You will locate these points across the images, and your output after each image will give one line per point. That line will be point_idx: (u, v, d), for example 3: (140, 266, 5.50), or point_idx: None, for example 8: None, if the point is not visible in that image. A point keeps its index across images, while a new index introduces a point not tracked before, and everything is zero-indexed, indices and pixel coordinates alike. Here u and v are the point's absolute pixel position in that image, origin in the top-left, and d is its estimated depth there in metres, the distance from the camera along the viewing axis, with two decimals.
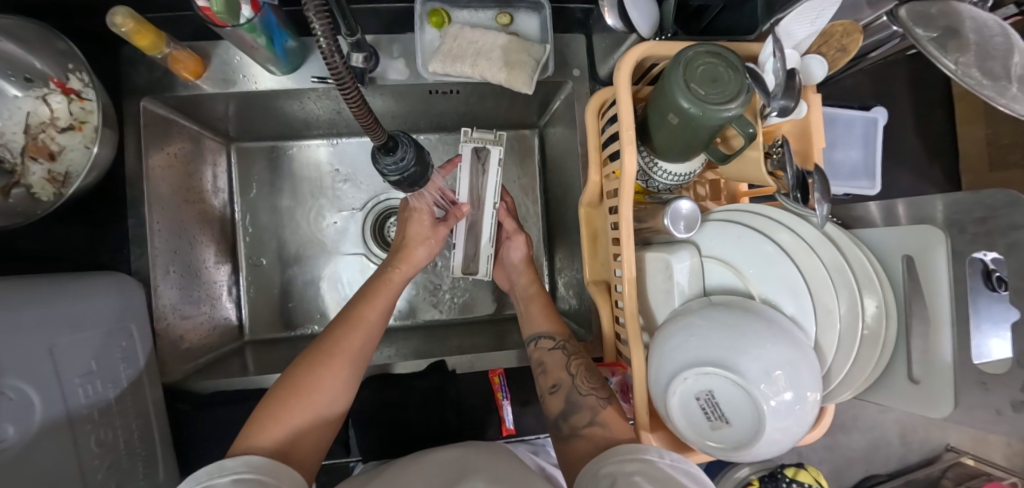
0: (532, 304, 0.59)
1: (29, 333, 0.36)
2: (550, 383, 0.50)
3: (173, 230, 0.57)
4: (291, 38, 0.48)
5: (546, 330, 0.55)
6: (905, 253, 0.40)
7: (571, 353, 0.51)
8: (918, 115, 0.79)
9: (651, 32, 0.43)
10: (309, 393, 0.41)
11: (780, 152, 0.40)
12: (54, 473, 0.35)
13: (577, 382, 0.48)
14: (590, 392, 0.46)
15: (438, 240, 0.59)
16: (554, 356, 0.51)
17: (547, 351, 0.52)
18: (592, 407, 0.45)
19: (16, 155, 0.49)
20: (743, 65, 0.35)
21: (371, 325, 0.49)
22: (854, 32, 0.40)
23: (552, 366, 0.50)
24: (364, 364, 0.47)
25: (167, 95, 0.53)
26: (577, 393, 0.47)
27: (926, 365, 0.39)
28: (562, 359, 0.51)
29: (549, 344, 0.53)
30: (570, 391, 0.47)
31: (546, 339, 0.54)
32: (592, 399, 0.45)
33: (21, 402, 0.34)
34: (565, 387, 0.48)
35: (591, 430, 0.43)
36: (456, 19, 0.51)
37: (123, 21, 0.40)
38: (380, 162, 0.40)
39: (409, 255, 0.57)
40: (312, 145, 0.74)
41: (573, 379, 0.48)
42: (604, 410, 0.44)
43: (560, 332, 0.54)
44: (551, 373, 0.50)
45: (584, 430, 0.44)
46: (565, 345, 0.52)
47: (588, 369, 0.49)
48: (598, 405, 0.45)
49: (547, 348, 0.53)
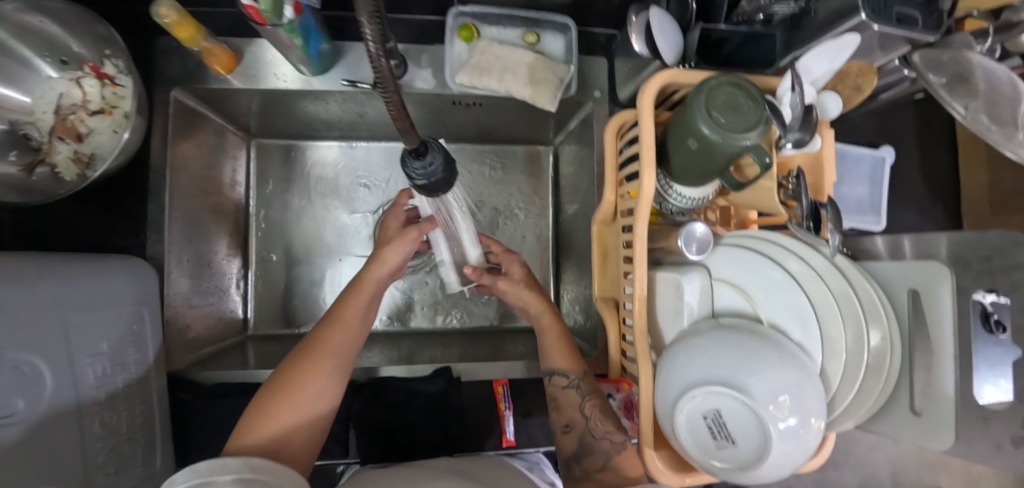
0: (544, 339, 0.53)
1: (43, 309, 0.36)
2: (563, 421, 0.48)
3: (188, 219, 0.57)
4: (325, 42, 0.50)
5: (561, 368, 0.50)
6: (910, 287, 0.42)
7: (585, 393, 0.48)
8: (920, 159, 0.81)
9: (676, 60, 0.44)
10: (296, 393, 0.40)
11: (795, 183, 0.43)
12: (58, 455, 0.35)
13: (591, 424, 0.46)
14: (603, 437, 0.45)
15: (410, 240, 0.49)
16: (568, 396, 0.49)
17: (560, 390, 0.49)
18: (606, 451, 0.44)
19: (43, 134, 0.51)
20: (763, 97, 0.37)
21: (354, 323, 0.47)
22: (868, 72, 0.43)
23: (564, 405, 0.49)
24: (351, 362, 0.46)
25: (197, 87, 0.54)
26: (591, 436, 0.46)
27: (926, 397, 0.40)
28: (576, 399, 0.48)
29: (562, 383, 0.50)
30: (584, 432, 0.46)
31: (560, 377, 0.50)
32: (606, 444, 0.44)
33: (33, 377, 0.34)
34: (578, 428, 0.47)
35: (604, 475, 0.43)
36: (484, 35, 0.52)
37: (166, 12, 0.42)
38: (407, 165, 0.39)
39: (381, 255, 0.49)
40: (329, 147, 0.75)
41: (587, 422, 0.46)
42: (619, 456, 0.43)
43: (574, 371, 0.50)
44: (564, 412, 0.48)
45: (597, 474, 0.44)
46: (580, 385, 0.49)
47: (603, 411, 0.47)
48: (614, 449, 0.44)
49: (561, 386, 0.49)
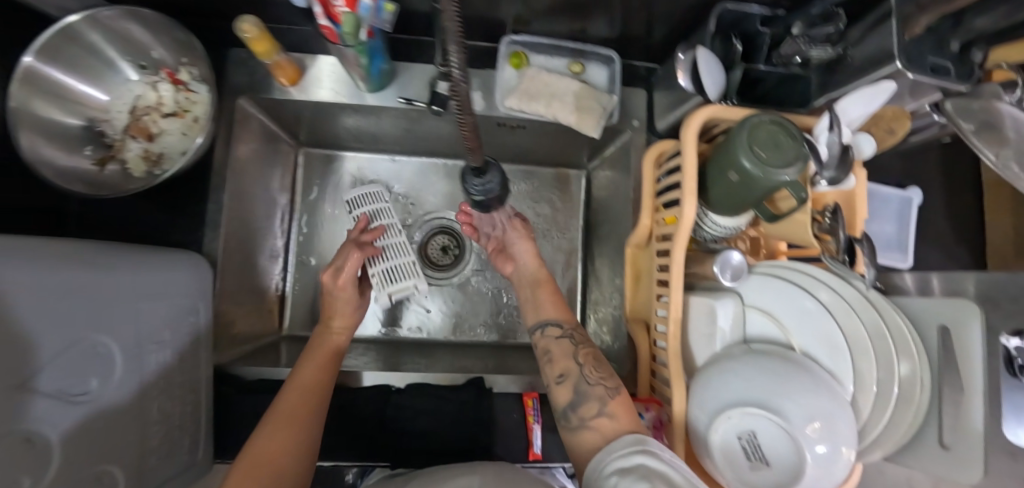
0: (539, 290, 0.54)
1: (119, 294, 0.38)
2: (556, 372, 0.46)
3: (240, 219, 0.60)
4: (387, 62, 0.54)
5: (554, 318, 0.51)
6: (940, 322, 0.43)
7: (579, 343, 0.48)
8: (946, 200, 0.82)
9: (719, 96, 0.47)
10: (275, 450, 0.37)
11: (832, 218, 0.46)
12: (121, 434, 0.37)
13: (585, 371, 0.44)
14: (599, 382, 0.43)
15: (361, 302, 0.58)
16: (561, 345, 0.48)
17: (553, 339, 0.49)
18: (601, 397, 0.41)
19: (117, 132, 0.54)
20: (802, 135, 0.39)
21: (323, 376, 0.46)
22: (902, 117, 0.46)
23: (558, 355, 0.47)
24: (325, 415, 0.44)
25: (262, 96, 0.58)
26: (586, 383, 0.43)
27: (956, 432, 0.41)
28: (570, 348, 0.47)
29: (555, 333, 0.49)
30: (578, 380, 0.44)
31: (553, 326, 0.50)
32: (600, 389, 0.42)
33: (106, 357, 0.36)
34: (573, 376, 0.44)
35: (600, 421, 0.40)
36: (533, 63, 0.55)
37: (248, 28, 0.46)
38: (468, 182, 0.44)
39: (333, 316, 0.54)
40: (373, 159, 0.79)
41: (581, 369, 0.44)
42: (612, 402, 0.41)
43: (567, 321, 0.51)
44: (557, 363, 0.46)
45: (592, 421, 0.40)
46: (574, 334, 0.49)
47: (596, 359, 0.45)
48: (608, 395, 0.41)
49: (555, 336, 0.49)
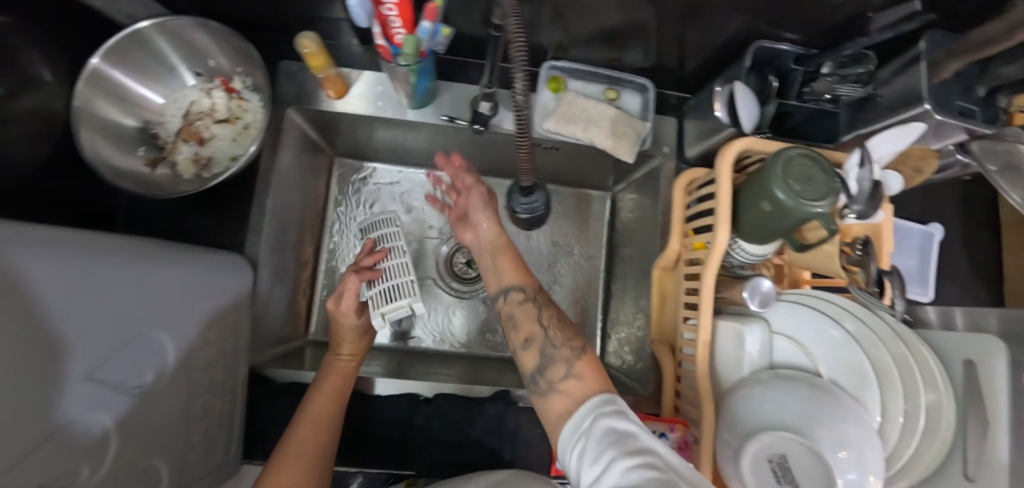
0: (499, 256, 0.48)
1: (177, 291, 0.40)
2: (522, 338, 0.41)
3: (279, 224, 0.62)
4: (432, 81, 0.56)
5: (513, 282, 0.45)
6: (966, 358, 0.44)
7: (542, 305, 0.43)
8: (964, 238, 0.83)
9: (753, 128, 0.49)
10: None
11: (863, 250, 0.48)
12: (167, 428, 0.38)
13: (551, 335, 0.40)
14: (564, 344, 0.39)
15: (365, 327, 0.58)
16: (525, 309, 0.43)
17: (517, 304, 0.43)
18: (567, 359, 0.38)
19: (170, 134, 0.57)
20: (833, 170, 0.41)
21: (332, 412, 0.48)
22: (930, 157, 0.49)
23: (522, 320, 0.42)
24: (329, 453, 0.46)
25: (309, 107, 0.61)
26: (551, 346, 0.39)
27: (980, 465, 0.40)
28: (534, 312, 0.42)
29: (518, 297, 0.44)
30: (544, 344, 0.40)
31: (516, 290, 0.44)
32: (566, 351, 0.38)
33: (162, 351, 0.38)
34: (538, 340, 0.40)
35: (567, 385, 0.36)
36: (571, 87, 0.58)
37: (307, 43, 0.49)
38: (517, 200, 0.63)
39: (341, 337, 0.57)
40: (403, 172, 0.81)
41: (547, 332, 0.40)
42: (578, 362, 0.38)
43: (529, 284, 0.45)
44: (522, 327, 0.42)
45: (559, 384, 0.37)
46: (537, 297, 0.43)
47: (560, 321, 0.42)
48: (574, 356, 0.38)
49: (517, 300, 0.43)
